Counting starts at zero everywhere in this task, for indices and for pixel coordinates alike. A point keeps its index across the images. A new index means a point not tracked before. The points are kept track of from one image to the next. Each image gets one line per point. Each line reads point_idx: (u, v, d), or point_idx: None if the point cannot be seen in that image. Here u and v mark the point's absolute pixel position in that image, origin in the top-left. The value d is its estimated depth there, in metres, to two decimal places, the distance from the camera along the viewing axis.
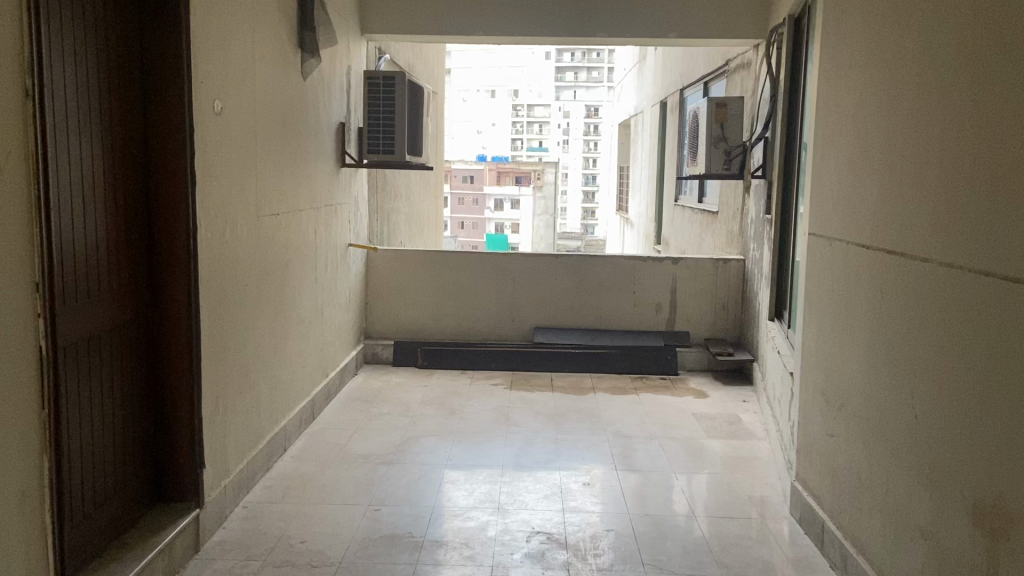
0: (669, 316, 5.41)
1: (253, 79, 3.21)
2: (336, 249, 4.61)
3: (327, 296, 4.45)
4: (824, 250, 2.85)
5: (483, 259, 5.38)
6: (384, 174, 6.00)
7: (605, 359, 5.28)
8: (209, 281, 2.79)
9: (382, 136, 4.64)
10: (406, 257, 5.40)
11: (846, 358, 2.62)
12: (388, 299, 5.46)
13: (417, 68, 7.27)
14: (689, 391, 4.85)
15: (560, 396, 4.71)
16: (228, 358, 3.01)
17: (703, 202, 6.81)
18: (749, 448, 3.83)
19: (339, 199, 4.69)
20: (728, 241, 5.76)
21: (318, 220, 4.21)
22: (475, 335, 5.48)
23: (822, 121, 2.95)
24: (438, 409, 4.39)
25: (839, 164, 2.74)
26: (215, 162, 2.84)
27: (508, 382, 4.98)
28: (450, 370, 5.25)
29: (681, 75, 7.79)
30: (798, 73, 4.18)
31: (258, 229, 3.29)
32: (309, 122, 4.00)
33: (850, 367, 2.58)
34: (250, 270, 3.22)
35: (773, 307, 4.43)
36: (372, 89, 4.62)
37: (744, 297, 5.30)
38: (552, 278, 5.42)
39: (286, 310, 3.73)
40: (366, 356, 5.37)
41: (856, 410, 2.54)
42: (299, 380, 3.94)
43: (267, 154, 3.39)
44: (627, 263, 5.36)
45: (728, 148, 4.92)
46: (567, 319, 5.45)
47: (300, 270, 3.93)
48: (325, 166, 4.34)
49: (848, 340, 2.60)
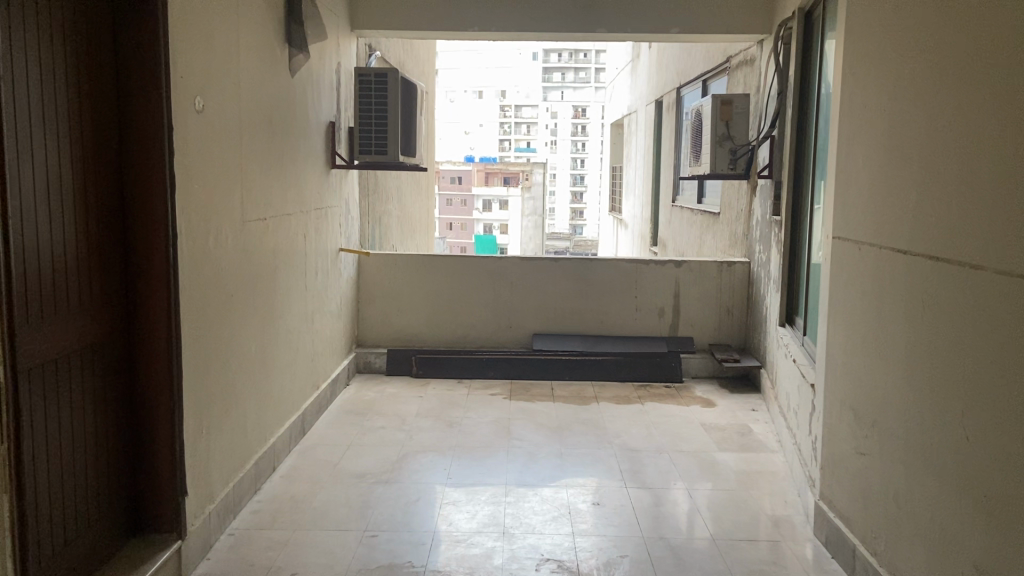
0: (672, 321, 5.23)
1: (238, 74, 3.00)
2: (326, 255, 4.40)
3: (318, 304, 4.24)
4: (852, 254, 2.67)
5: (479, 263, 5.19)
6: (375, 175, 5.79)
7: (607, 366, 5.09)
8: (191, 293, 2.59)
9: (374, 136, 4.44)
10: (399, 262, 5.19)
11: (880, 371, 2.44)
12: (381, 305, 5.25)
13: (408, 65, 7.07)
14: (695, 400, 4.67)
15: (562, 406, 4.52)
16: (212, 373, 2.79)
17: (702, 203, 6.65)
18: (763, 462, 3.65)
19: (330, 202, 4.48)
20: (731, 243, 5.59)
21: (307, 225, 4.00)
22: (472, 342, 5.28)
23: (847, 116, 2.77)
24: (435, 422, 4.19)
25: (870, 163, 2.56)
26: (197, 163, 2.63)
27: (506, 392, 4.78)
28: (446, 380, 5.05)
29: (678, 73, 7.62)
30: (810, 69, 4.01)
31: (243, 235, 3.08)
32: (298, 122, 3.79)
33: (886, 381, 2.40)
34: (236, 280, 3.01)
35: (784, 314, 4.27)
36: (363, 88, 4.40)
37: (749, 301, 5.13)
38: (551, 282, 5.22)
39: (275, 320, 3.51)
40: (358, 365, 5.15)
41: (893, 426, 2.36)
42: (289, 393, 3.72)
43: (253, 154, 3.18)
44: (629, 267, 5.17)
45: (734, 147, 4.75)
46: (567, 325, 5.26)
47: (289, 277, 3.71)
48: (315, 167, 4.14)
49: (883, 352, 2.42)
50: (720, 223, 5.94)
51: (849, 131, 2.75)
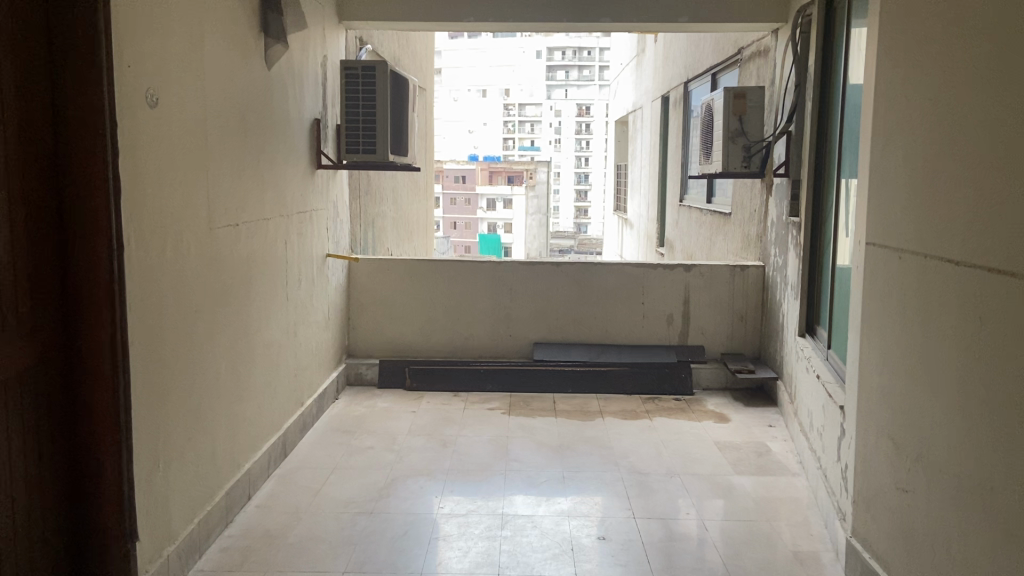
0: (681, 329, 4.92)
1: (202, 65, 2.71)
2: (311, 261, 4.11)
3: (302, 315, 3.95)
4: (889, 262, 2.36)
5: (476, 268, 4.89)
6: (367, 175, 5.50)
7: (613, 377, 4.79)
8: (142, 309, 2.29)
9: (362, 134, 4.13)
10: (392, 267, 4.90)
11: (926, 399, 2.14)
12: (373, 313, 4.95)
13: (403, 60, 6.78)
14: (708, 414, 4.37)
15: (565, 422, 4.21)
16: (172, 398, 2.50)
17: (712, 202, 6.34)
18: (784, 488, 3.34)
19: (316, 205, 4.19)
20: (744, 245, 5.29)
21: (289, 230, 3.71)
22: (470, 352, 4.98)
23: (883, 107, 2.47)
24: (428, 441, 3.89)
25: (911, 159, 2.25)
26: (150, 163, 2.34)
27: (505, 406, 4.48)
28: (441, 392, 4.76)
29: (686, 66, 7.32)
30: (833, 58, 3.72)
31: (210, 242, 2.79)
32: (277, 119, 3.50)
33: (933, 410, 2.10)
34: (202, 293, 2.72)
35: (803, 323, 3.97)
36: (350, 82, 4.10)
37: (764, 307, 4.82)
38: (553, 288, 4.92)
39: (250, 335, 3.22)
40: (349, 377, 4.86)
41: (942, 463, 2.05)
42: (267, 413, 3.43)
43: (222, 153, 2.88)
44: (635, 271, 4.87)
45: (748, 143, 4.42)
46: (570, 333, 4.96)
47: (267, 288, 3.42)
48: (298, 167, 3.84)
49: (930, 377, 2.11)
50: (731, 224, 5.63)
51: (885, 124, 2.44)
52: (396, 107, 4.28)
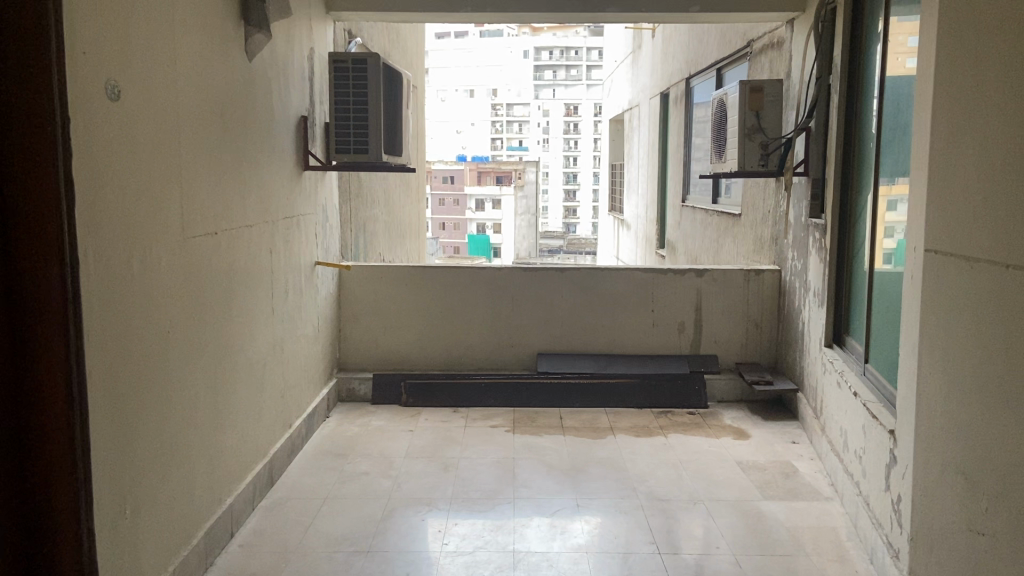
0: (693, 338, 4.64)
1: (172, 54, 2.41)
2: (299, 270, 3.80)
3: (290, 330, 3.64)
4: (957, 272, 2.09)
5: (476, 275, 4.59)
6: (358, 177, 5.19)
7: (622, 390, 4.51)
8: (103, 331, 1.99)
9: (353, 132, 3.83)
10: (385, 274, 4.60)
11: (1001, 432, 1.86)
12: (366, 324, 4.65)
13: (393, 55, 6.46)
14: (726, 429, 4.09)
15: (574, 440, 3.92)
16: (141, 430, 2.20)
17: (719, 203, 6.07)
18: (819, 515, 3.06)
19: (304, 209, 3.88)
20: (757, 248, 5.02)
21: (275, 237, 3.40)
22: (469, 364, 4.68)
23: (944, 98, 2.18)
24: (428, 464, 3.59)
25: (981, 156, 1.97)
26: (111, 165, 2.03)
27: (509, 423, 4.19)
28: (440, 408, 4.46)
29: (687, 62, 7.05)
30: (862, 48, 3.46)
31: (185, 252, 2.48)
32: (260, 115, 3.20)
33: (1009, 445, 1.82)
34: (176, 310, 2.42)
35: (830, 333, 3.71)
36: (339, 76, 3.80)
37: (781, 314, 4.55)
38: (557, 296, 4.63)
39: (232, 355, 2.92)
40: (340, 393, 4.55)
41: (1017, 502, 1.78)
42: (251, 438, 3.12)
43: (196, 152, 2.57)
44: (644, 277, 4.59)
45: (766, 140, 4.14)
46: (576, 343, 4.67)
47: (251, 302, 3.11)
48: (283, 169, 3.54)
49: (1007, 406, 1.84)
50: (741, 225, 5.36)
51: (949, 115, 2.15)
52: (390, 104, 3.98)
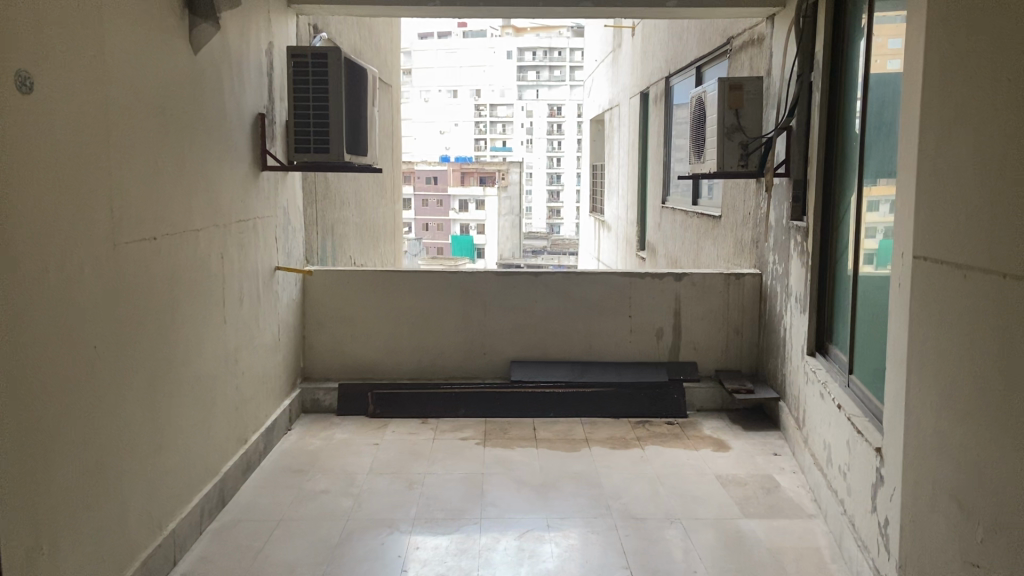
0: (672, 345, 4.48)
1: (101, 45, 2.21)
2: (256, 275, 3.60)
3: (245, 340, 3.44)
4: (949, 281, 1.92)
5: (446, 280, 4.41)
6: (325, 178, 4.99)
7: (598, 399, 4.33)
8: (10, 351, 1.80)
9: (313, 130, 3.63)
10: (351, 280, 4.41)
11: (996, 458, 1.70)
12: (331, 331, 4.45)
13: (364, 52, 6.26)
14: (705, 441, 3.93)
15: (546, 453, 3.75)
16: (58, 458, 2.01)
17: (699, 205, 5.92)
18: (801, 535, 2.90)
19: (261, 212, 3.68)
20: (737, 251, 4.88)
21: (227, 242, 3.20)
22: (440, 373, 4.49)
23: (935, 93, 2.03)
24: (392, 481, 3.40)
25: (974, 156, 1.82)
26: (22, 167, 1.84)
27: (480, 435, 4.00)
28: (408, 419, 4.27)
29: (666, 60, 6.91)
30: (845, 43, 3.31)
31: (113, 260, 2.28)
32: (208, 112, 3.00)
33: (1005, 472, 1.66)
34: (102, 323, 2.22)
35: (812, 342, 3.56)
36: (298, 72, 3.60)
37: (762, 320, 4.40)
38: (531, 302, 4.46)
39: (174, 369, 2.72)
40: (304, 404, 4.35)
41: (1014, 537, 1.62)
42: (198, 458, 2.92)
43: (131, 152, 2.38)
44: (621, 282, 4.42)
45: (746, 140, 4.00)
46: (550, 350, 4.49)
47: (199, 312, 2.92)
48: (237, 169, 3.34)
49: (1002, 428, 1.68)
50: (721, 227, 5.22)
51: (941, 111, 1.99)
52: (353, 101, 3.78)
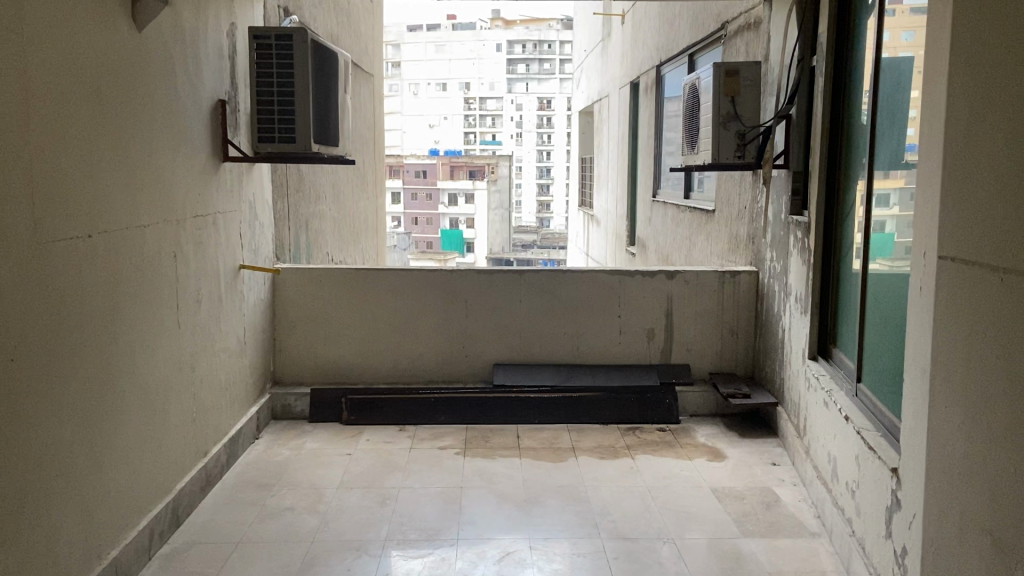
0: (664, 346, 4.25)
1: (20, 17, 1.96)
2: (217, 274, 3.33)
3: (204, 345, 3.18)
4: (980, 285, 1.69)
5: (425, 278, 4.16)
6: (298, 170, 4.71)
7: (587, 405, 4.09)
8: None
9: (278, 118, 3.37)
10: (324, 278, 4.15)
11: None
12: (303, 333, 4.19)
13: (342, 39, 5.98)
14: (699, 449, 3.70)
15: (531, 464, 3.51)
16: None
17: (692, 198, 5.68)
18: (805, 557, 2.67)
19: (224, 206, 3.42)
20: (731, 247, 4.64)
21: (182, 239, 2.94)
22: (419, 377, 4.25)
23: (965, 71, 1.79)
24: (364, 496, 3.15)
25: (1009, 142, 1.58)
26: None
27: (460, 443, 3.76)
28: (384, 426, 4.02)
29: (658, 49, 6.66)
30: (851, 24, 3.09)
31: (37, 259, 2.03)
32: (156, 97, 2.74)
33: None
34: (23, 333, 1.97)
35: (814, 345, 3.34)
36: (261, 55, 3.33)
37: (759, 320, 4.18)
38: (515, 301, 4.21)
39: (117, 380, 2.46)
40: (274, 410, 4.09)
41: None
42: (147, 475, 2.67)
43: (58, 138, 2.12)
44: (610, 280, 4.18)
45: (743, 129, 3.76)
46: (536, 352, 4.25)
47: (147, 315, 2.66)
48: (193, 159, 3.08)
49: None
50: (714, 222, 4.99)
51: (971, 91, 1.76)
52: (323, 87, 3.51)
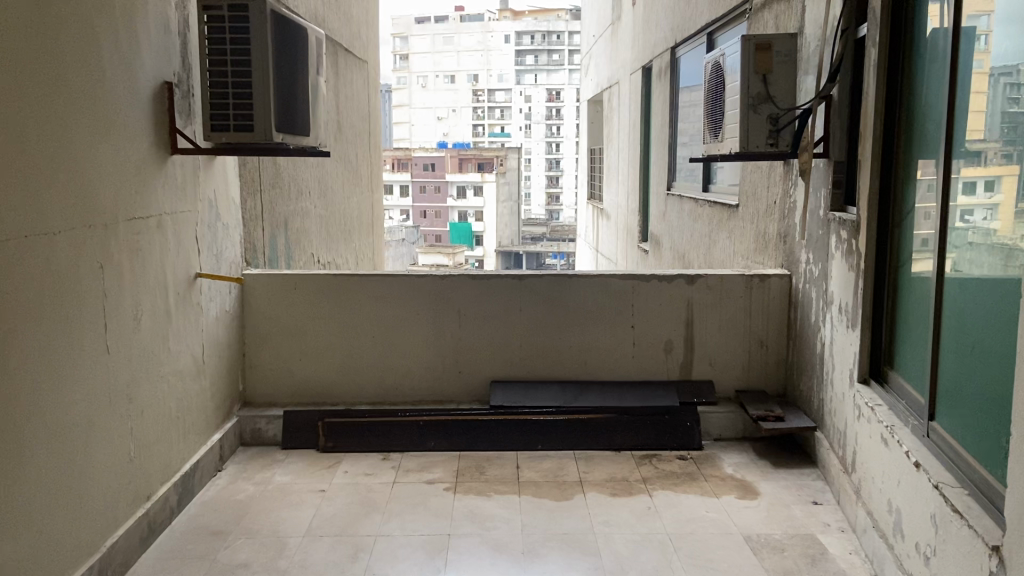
0: (684, 361, 3.75)
1: None
2: (165, 286, 2.86)
3: (147, 370, 2.71)
4: None
5: (413, 286, 3.68)
6: (274, 164, 4.24)
7: (596, 429, 3.61)
8: None
9: (232, 103, 2.87)
10: (299, 286, 3.67)
11: None
12: (276, 348, 3.72)
13: (330, 20, 5.50)
14: (727, 483, 3.21)
15: (532, 503, 3.02)
16: None
17: (711, 193, 5.18)
18: None
19: (174, 205, 2.95)
20: (758, 247, 4.14)
21: (112, 246, 2.47)
22: (407, 396, 3.77)
23: None
24: (334, 548, 2.68)
25: None
26: None
27: (452, 476, 3.28)
28: (367, 454, 3.54)
29: (673, 28, 6.14)
30: None
31: None
32: (73, 78, 2.27)
33: None
34: None
35: (865, 366, 2.83)
36: (213, 30, 2.84)
37: (791, 330, 3.68)
38: (516, 311, 3.72)
39: (10, 426, 1.99)
40: (242, 435, 3.62)
41: None
42: (65, 534, 2.22)
43: None
44: (623, 286, 3.69)
45: (775, 112, 3.26)
46: (538, 368, 3.77)
47: (60, 342, 2.20)
48: (128, 151, 2.59)
49: None
50: (738, 219, 4.49)
51: None
52: (287, 66, 3.01)
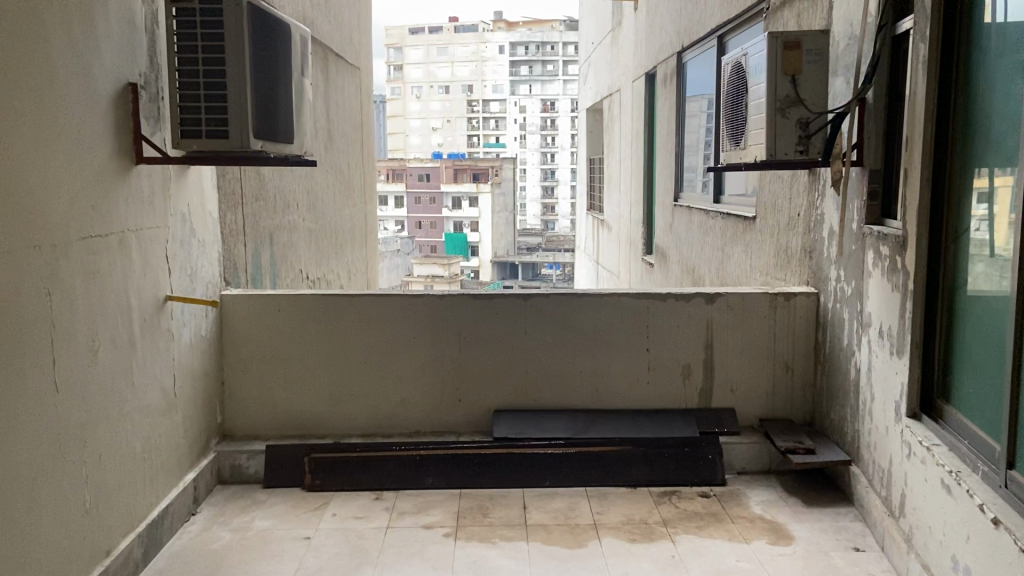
0: (703, 388, 3.45)
1: None
2: (128, 312, 2.55)
3: (104, 410, 2.39)
4: None
5: (407, 307, 3.37)
6: (257, 175, 3.93)
7: (609, 462, 3.30)
8: None
9: (205, 106, 2.57)
10: (283, 308, 3.36)
11: None
12: (257, 375, 3.40)
13: (319, 22, 5.19)
14: (757, 525, 2.90)
15: (542, 551, 2.71)
16: None
17: (723, 204, 4.89)
18: None
19: (140, 221, 2.64)
20: (779, 263, 3.84)
21: (62, 271, 2.16)
22: (401, 428, 3.45)
23: None
24: None
25: None
26: None
27: (452, 519, 2.96)
28: (357, 493, 3.22)
29: (679, 31, 5.86)
30: None
31: None
32: (15, 78, 1.96)
33: None
34: None
35: (915, 399, 2.51)
36: (182, 23, 2.54)
37: (820, 353, 3.38)
38: (520, 333, 3.41)
39: None
40: (220, 472, 3.31)
41: None
42: None
43: None
44: (636, 306, 3.39)
45: (806, 115, 2.96)
46: (544, 397, 3.46)
47: None
48: (84, 160, 2.28)
49: None
50: (755, 233, 4.19)
51: None
52: (265, 64, 2.70)
